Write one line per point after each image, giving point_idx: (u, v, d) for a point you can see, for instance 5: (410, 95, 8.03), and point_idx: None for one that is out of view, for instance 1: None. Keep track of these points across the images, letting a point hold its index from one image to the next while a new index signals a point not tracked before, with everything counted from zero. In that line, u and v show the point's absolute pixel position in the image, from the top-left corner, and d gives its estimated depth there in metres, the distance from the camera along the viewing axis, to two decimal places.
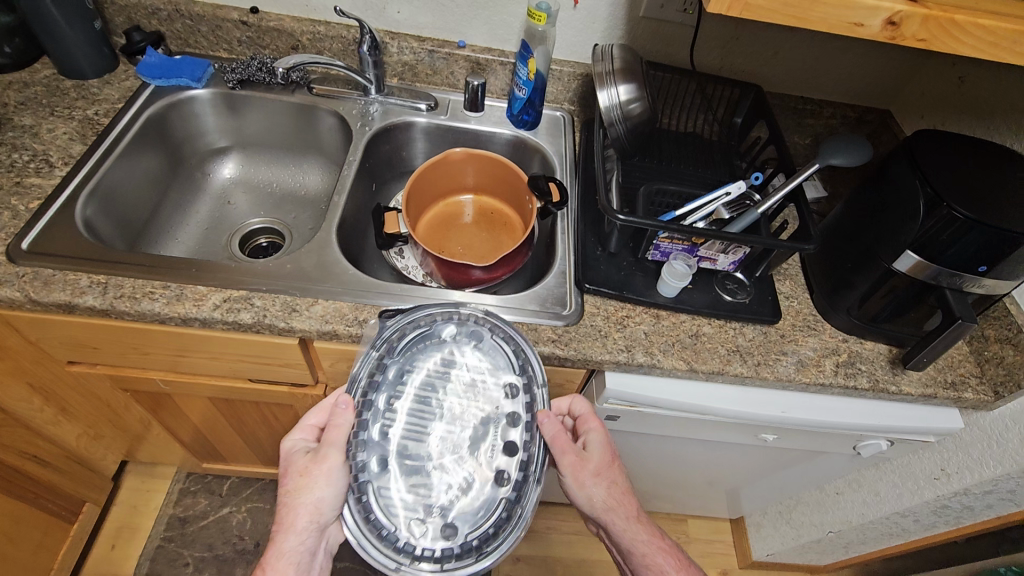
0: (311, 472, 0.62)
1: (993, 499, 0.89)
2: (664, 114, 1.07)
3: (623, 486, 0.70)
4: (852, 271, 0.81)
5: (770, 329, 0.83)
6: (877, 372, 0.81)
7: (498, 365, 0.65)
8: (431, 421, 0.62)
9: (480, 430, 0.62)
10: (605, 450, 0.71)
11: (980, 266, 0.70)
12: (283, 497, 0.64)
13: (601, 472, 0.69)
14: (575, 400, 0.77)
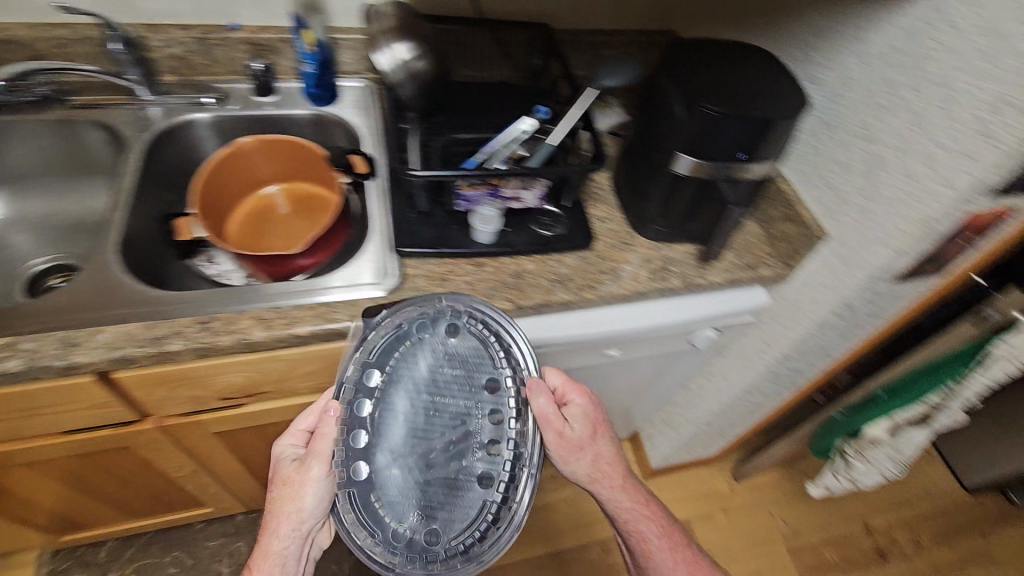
0: (293, 482, 0.68)
1: (808, 358, 1.02)
2: (463, 68, 1.08)
3: (608, 457, 0.73)
4: (643, 185, 0.88)
5: (587, 253, 0.87)
6: (687, 270, 0.88)
7: (483, 361, 0.66)
8: (431, 416, 0.64)
9: (475, 424, 0.64)
10: (585, 425, 0.71)
11: (739, 153, 0.78)
12: (270, 503, 0.69)
13: (583, 448, 0.70)
14: (550, 369, 0.72)
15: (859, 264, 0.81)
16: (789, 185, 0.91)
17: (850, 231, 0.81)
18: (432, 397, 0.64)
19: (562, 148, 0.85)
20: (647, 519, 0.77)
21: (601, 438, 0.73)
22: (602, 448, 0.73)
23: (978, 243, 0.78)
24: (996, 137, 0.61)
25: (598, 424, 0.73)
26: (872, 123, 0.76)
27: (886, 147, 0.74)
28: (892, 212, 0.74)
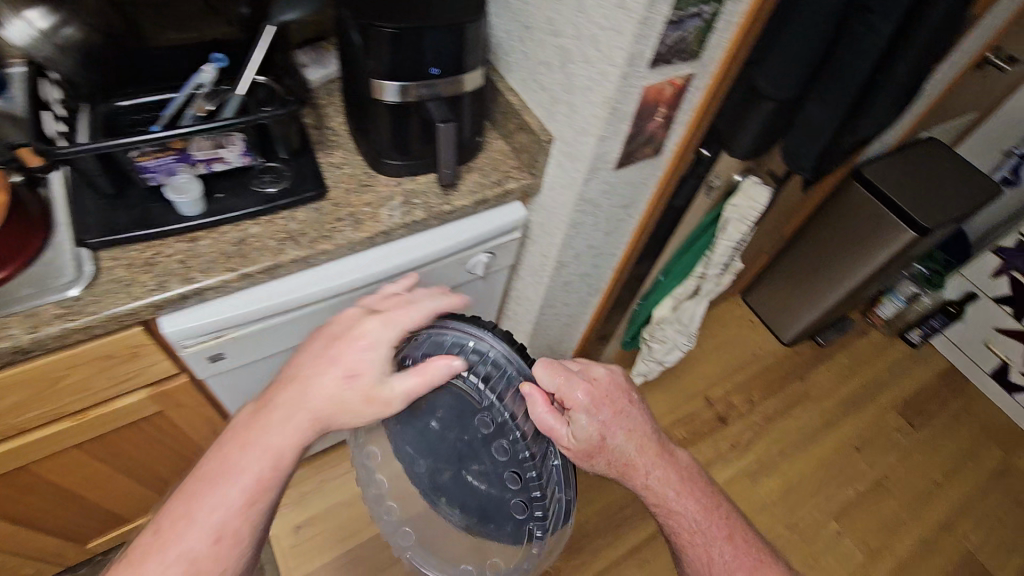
0: (267, 425, 0.64)
1: (585, 260, 1.06)
2: None
3: (623, 449, 0.73)
4: (362, 121, 0.83)
5: (321, 203, 0.83)
6: (431, 200, 0.86)
7: (464, 395, 0.70)
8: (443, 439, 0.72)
9: (484, 439, 0.71)
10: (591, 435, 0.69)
11: (434, 68, 0.76)
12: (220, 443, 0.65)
13: (594, 454, 0.71)
14: (540, 373, 0.69)
15: (579, 158, 0.83)
16: (516, 95, 0.91)
17: (566, 128, 0.83)
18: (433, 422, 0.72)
19: (255, 97, 0.79)
20: (669, 502, 0.76)
21: (612, 435, 0.72)
22: (616, 441, 0.73)
23: (676, 118, 0.83)
24: (627, 6, 0.63)
25: (607, 422, 0.71)
26: (552, 17, 0.77)
27: (567, 38, 0.75)
28: (586, 101, 0.76)
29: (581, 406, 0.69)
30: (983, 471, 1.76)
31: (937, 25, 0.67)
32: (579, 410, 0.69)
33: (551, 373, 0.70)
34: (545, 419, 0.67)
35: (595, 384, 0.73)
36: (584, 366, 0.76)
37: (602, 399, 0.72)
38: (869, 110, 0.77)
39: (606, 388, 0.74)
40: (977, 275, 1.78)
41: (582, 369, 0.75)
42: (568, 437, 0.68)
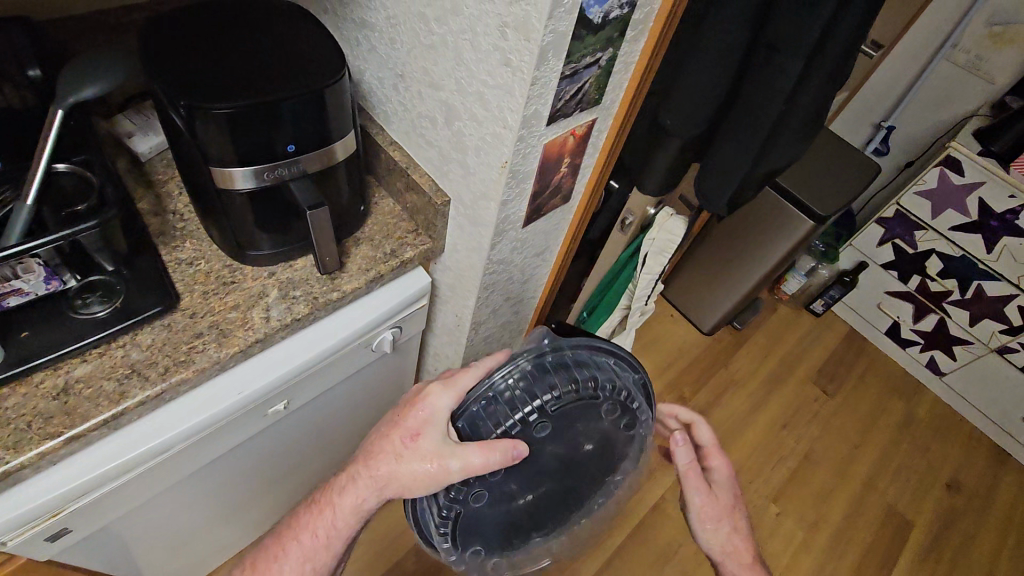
0: (418, 460, 0.61)
1: (503, 311, 0.97)
2: None
3: (729, 538, 0.84)
4: (206, 208, 0.67)
5: (173, 317, 0.67)
6: (314, 289, 0.73)
7: (605, 397, 0.67)
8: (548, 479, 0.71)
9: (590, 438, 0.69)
10: (722, 487, 0.83)
11: (290, 145, 0.62)
12: (379, 455, 0.65)
13: (717, 507, 0.82)
14: (700, 428, 0.84)
15: (480, 222, 0.72)
16: (398, 149, 0.78)
17: (463, 189, 0.71)
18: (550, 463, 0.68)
19: (54, 200, 0.61)
20: None
21: (737, 511, 0.84)
22: (721, 525, 0.83)
23: (581, 163, 0.74)
24: (512, 62, 0.53)
25: (728, 502, 0.83)
26: (427, 68, 0.64)
27: (447, 92, 0.64)
28: (479, 162, 0.65)
29: (717, 471, 0.83)
30: (891, 426, 1.89)
31: (841, 52, 0.63)
32: (715, 471, 0.83)
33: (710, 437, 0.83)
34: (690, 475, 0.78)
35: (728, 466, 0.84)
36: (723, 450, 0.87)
37: (730, 485, 0.83)
38: (778, 139, 0.72)
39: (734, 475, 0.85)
40: (866, 245, 1.90)
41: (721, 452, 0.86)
42: (699, 494, 0.79)
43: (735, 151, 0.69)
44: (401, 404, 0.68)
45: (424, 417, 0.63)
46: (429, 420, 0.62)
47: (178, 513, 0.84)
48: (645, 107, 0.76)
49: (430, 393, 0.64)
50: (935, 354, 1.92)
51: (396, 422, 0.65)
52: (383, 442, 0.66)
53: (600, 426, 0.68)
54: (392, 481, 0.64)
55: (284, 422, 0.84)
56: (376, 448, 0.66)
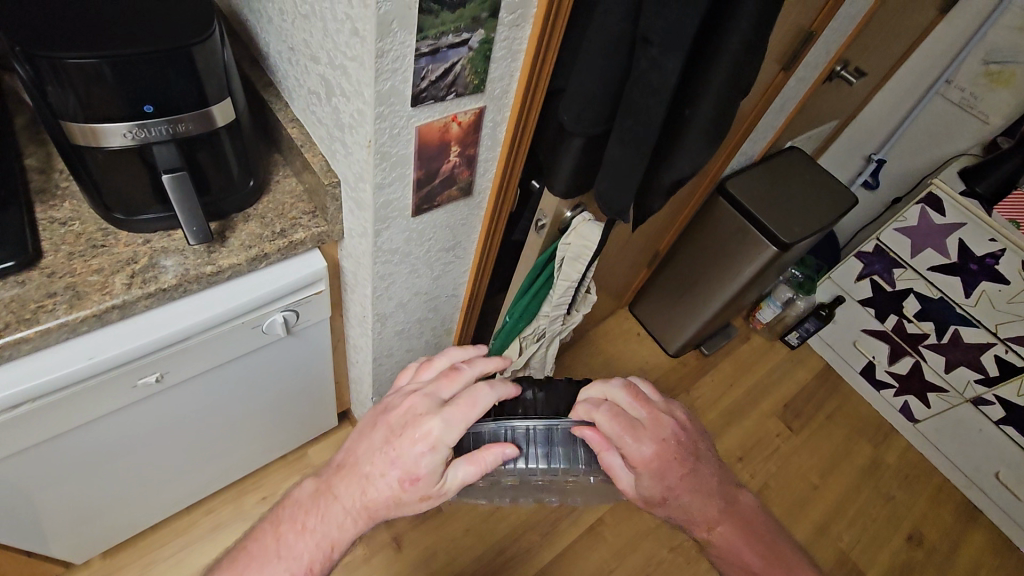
0: (413, 495, 0.61)
1: (414, 306, 0.94)
2: None
3: (686, 506, 0.70)
4: (71, 166, 0.65)
5: (30, 275, 0.65)
6: (189, 259, 0.71)
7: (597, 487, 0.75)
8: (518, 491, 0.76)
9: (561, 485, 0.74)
10: (650, 487, 0.66)
11: (148, 105, 0.60)
12: (361, 480, 0.62)
13: (652, 502, 0.68)
14: (598, 417, 0.65)
15: (362, 206, 0.69)
16: (297, 127, 0.76)
17: (347, 169, 0.69)
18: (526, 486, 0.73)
19: None
20: (729, 556, 0.74)
21: (683, 487, 0.68)
22: (678, 499, 0.69)
23: (477, 156, 0.72)
24: (359, 32, 0.51)
25: (670, 486, 0.66)
26: (307, 39, 0.62)
27: (323, 66, 0.62)
28: (352, 141, 0.63)
29: (647, 470, 0.64)
30: (856, 470, 1.81)
31: (738, 56, 0.59)
32: (643, 473, 0.65)
33: (611, 427, 0.64)
34: (608, 461, 0.65)
35: (662, 439, 0.66)
36: (655, 417, 0.68)
37: (670, 462, 0.66)
38: (682, 146, 0.69)
39: (677, 446, 0.67)
40: (844, 279, 1.82)
41: (649, 418, 0.68)
42: (626, 485, 0.65)
43: (627, 153, 0.65)
44: (394, 421, 0.63)
45: (422, 458, 0.59)
46: (427, 462, 0.59)
47: (48, 479, 0.82)
48: (551, 104, 0.73)
49: (429, 428, 0.60)
50: (909, 399, 1.84)
51: (392, 453, 0.61)
52: (377, 464, 0.62)
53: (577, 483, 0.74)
54: (383, 507, 0.62)
55: (164, 397, 0.82)
56: (367, 472, 0.62)
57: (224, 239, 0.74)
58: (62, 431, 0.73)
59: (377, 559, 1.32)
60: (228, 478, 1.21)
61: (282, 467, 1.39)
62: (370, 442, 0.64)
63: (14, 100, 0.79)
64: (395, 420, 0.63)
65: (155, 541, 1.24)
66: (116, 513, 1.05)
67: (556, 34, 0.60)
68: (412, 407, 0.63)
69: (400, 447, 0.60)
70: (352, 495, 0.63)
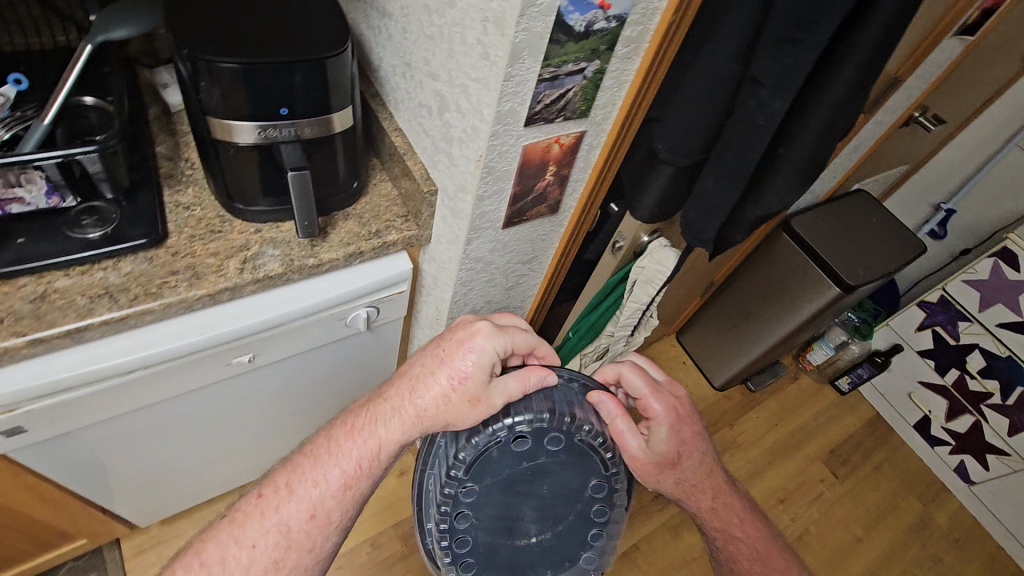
0: (470, 401, 0.60)
1: (486, 311, 0.97)
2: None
3: (687, 470, 0.72)
4: (204, 155, 0.71)
5: (157, 252, 0.71)
6: (293, 250, 0.76)
7: (545, 561, 0.66)
8: (522, 504, 0.63)
9: (555, 526, 0.65)
10: (667, 449, 0.68)
11: (283, 109, 0.66)
12: (412, 380, 0.65)
13: (663, 471, 0.69)
14: (627, 374, 0.71)
15: (459, 216, 0.74)
16: (400, 136, 0.82)
17: (448, 179, 0.73)
18: (549, 506, 0.64)
19: (66, 126, 0.67)
20: (729, 526, 0.78)
21: (687, 455, 0.71)
22: (687, 463, 0.71)
23: (570, 176, 0.75)
24: (490, 57, 0.55)
25: (682, 444, 0.70)
26: (428, 57, 0.67)
27: (441, 83, 0.66)
28: (460, 154, 0.67)
29: (662, 424, 0.69)
30: (902, 526, 1.75)
31: (843, 98, 0.61)
32: (659, 425, 0.68)
33: (639, 384, 0.70)
34: (619, 430, 0.63)
35: (678, 399, 0.72)
36: (670, 382, 0.75)
37: (684, 420, 0.71)
38: (774, 180, 0.71)
39: (689, 409, 0.72)
40: (904, 328, 1.78)
41: (666, 382, 0.74)
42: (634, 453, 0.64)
43: (720, 186, 0.67)
44: (446, 334, 0.67)
45: (471, 357, 0.62)
46: (475, 359, 0.62)
47: (140, 442, 0.88)
48: (645, 132, 0.76)
49: (478, 330, 0.64)
50: (965, 459, 1.76)
51: (440, 356, 0.64)
52: (428, 366, 0.64)
53: (553, 541, 0.66)
54: (432, 413, 0.61)
55: (252, 376, 0.87)
56: (416, 377, 0.64)
57: (326, 234, 0.79)
58: (162, 399, 0.79)
59: (414, 557, 1.35)
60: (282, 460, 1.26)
61: None
62: (424, 355, 0.67)
63: (150, 92, 0.87)
64: (446, 334, 0.68)
65: (209, 514, 1.30)
66: (184, 481, 1.11)
67: (662, 70, 0.64)
68: (464, 321, 0.68)
69: (450, 350, 0.64)
70: (401, 397, 0.64)
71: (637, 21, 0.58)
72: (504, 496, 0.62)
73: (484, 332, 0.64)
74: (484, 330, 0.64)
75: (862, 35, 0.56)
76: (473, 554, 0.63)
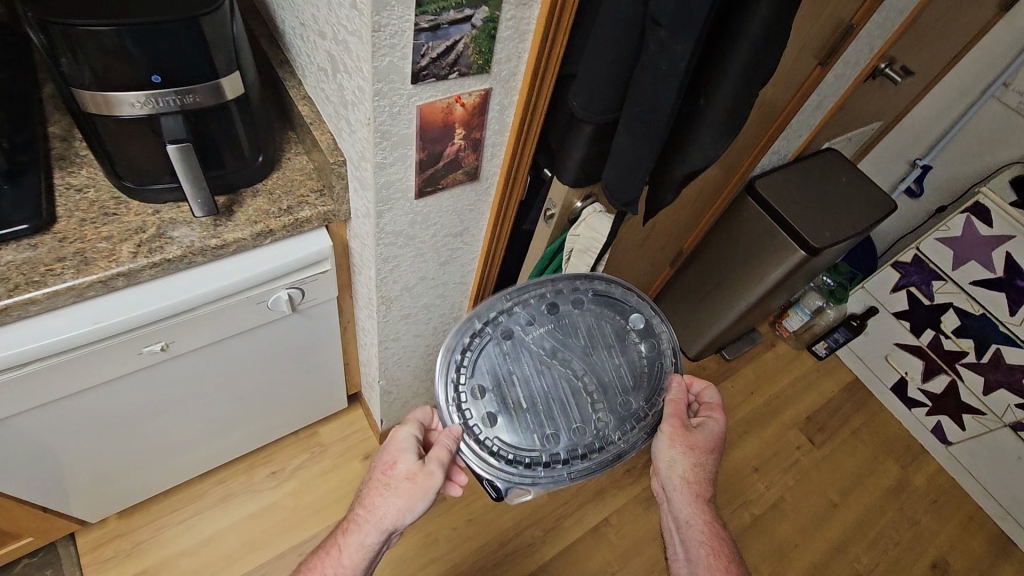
0: (409, 483, 0.71)
1: (422, 288, 0.93)
2: None
3: (702, 467, 0.79)
4: (84, 134, 0.66)
5: (43, 238, 0.67)
6: (194, 231, 0.72)
7: (528, 418, 0.75)
8: (577, 360, 0.79)
9: (571, 393, 0.77)
10: (705, 436, 0.80)
11: (155, 76, 0.60)
12: (363, 490, 0.76)
13: (690, 449, 0.78)
14: (708, 388, 0.85)
15: (364, 187, 0.69)
16: (309, 105, 0.77)
17: (351, 147, 0.68)
18: (578, 385, 0.78)
19: None
20: (716, 535, 0.79)
21: (712, 458, 0.80)
22: (706, 462, 0.79)
23: (483, 139, 0.70)
24: (357, 5, 0.50)
25: (714, 442, 0.80)
26: (315, 14, 0.62)
27: (328, 41, 0.61)
28: (355, 120, 0.63)
29: (711, 424, 0.81)
30: (879, 489, 1.74)
31: (759, 38, 0.56)
32: (711, 421, 0.81)
33: (711, 395, 0.84)
34: (673, 385, 0.78)
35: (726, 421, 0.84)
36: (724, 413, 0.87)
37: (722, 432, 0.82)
38: (697, 134, 0.66)
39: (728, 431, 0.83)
40: (879, 290, 1.73)
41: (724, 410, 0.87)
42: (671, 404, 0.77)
43: (634, 143, 0.63)
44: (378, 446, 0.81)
45: (395, 451, 0.75)
46: (399, 451, 0.75)
47: (66, 441, 0.85)
48: (563, 89, 0.71)
49: (395, 430, 0.78)
50: (942, 419, 1.74)
51: (372, 467, 0.76)
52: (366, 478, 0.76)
53: (552, 427, 0.75)
54: (384, 509, 0.71)
55: (175, 365, 0.84)
56: (364, 490, 0.75)
57: (231, 213, 0.75)
58: (73, 392, 0.75)
59: None
60: (235, 449, 1.24)
61: (292, 442, 1.42)
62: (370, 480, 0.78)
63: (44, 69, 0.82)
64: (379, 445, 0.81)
65: (167, 506, 1.29)
66: (131, 477, 1.09)
67: (565, 15, 0.58)
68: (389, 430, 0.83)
69: (378, 458, 0.76)
70: (357, 511, 0.74)
71: None
72: (574, 339, 0.80)
73: (404, 426, 0.78)
74: (402, 424, 0.79)
75: None
76: (516, 350, 0.78)
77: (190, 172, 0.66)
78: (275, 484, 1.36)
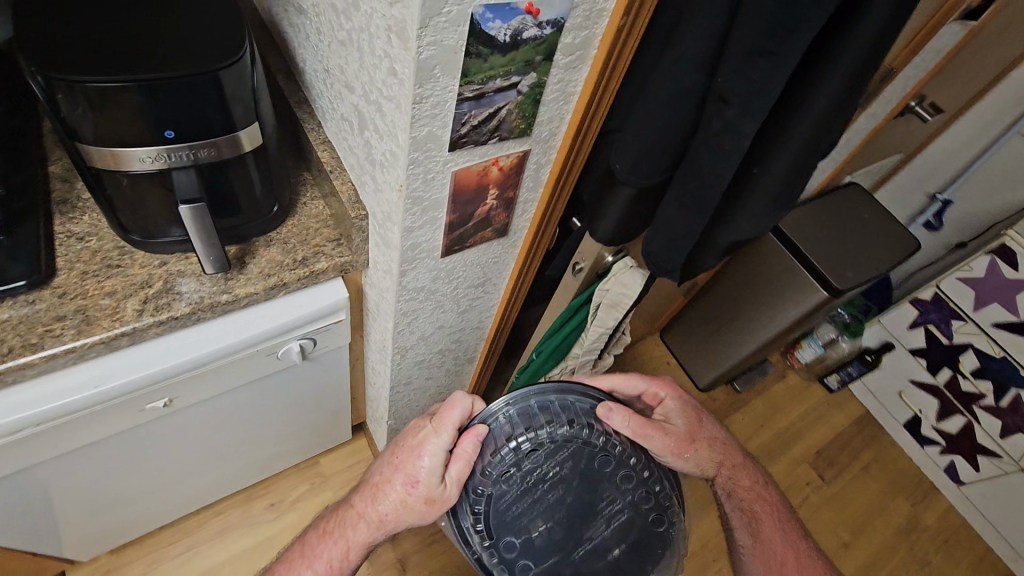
0: (425, 505, 0.61)
1: (439, 335, 0.89)
2: None
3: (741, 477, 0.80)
4: (89, 185, 0.61)
5: (41, 293, 0.62)
6: (203, 286, 0.67)
7: (519, 488, 0.59)
8: (589, 532, 0.60)
9: (559, 521, 0.60)
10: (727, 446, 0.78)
11: (169, 131, 0.55)
12: (377, 482, 0.66)
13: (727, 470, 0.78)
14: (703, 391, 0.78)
15: (388, 245, 0.64)
16: (328, 150, 0.72)
17: (375, 204, 0.64)
18: (557, 524, 0.60)
19: None
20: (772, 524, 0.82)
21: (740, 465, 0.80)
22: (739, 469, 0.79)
23: (516, 198, 0.66)
24: (397, 73, 0.45)
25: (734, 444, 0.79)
26: (343, 66, 0.57)
27: (357, 97, 0.56)
28: (383, 180, 0.58)
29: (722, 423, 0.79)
30: (889, 528, 1.71)
31: (825, 115, 0.52)
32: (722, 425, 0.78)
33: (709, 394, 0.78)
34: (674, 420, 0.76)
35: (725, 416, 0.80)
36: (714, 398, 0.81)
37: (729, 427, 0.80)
38: (746, 203, 0.62)
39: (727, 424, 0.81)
40: (895, 326, 1.70)
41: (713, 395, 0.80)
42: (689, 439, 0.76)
43: (683, 214, 0.59)
44: (405, 431, 0.68)
45: (419, 462, 0.62)
46: (423, 464, 0.61)
47: (58, 494, 0.80)
48: (602, 146, 0.66)
49: (426, 430, 0.64)
50: (955, 459, 1.71)
51: (394, 463, 0.65)
52: (387, 472, 0.66)
53: (510, 535, 0.59)
54: (395, 515, 0.64)
55: (176, 417, 0.79)
56: (377, 485, 0.66)
57: (242, 264, 0.70)
58: (67, 451, 0.70)
59: None
60: (234, 486, 1.19)
61: (292, 473, 1.37)
62: (382, 460, 0.69)
63: None
64: (407, 430, 0.68)
65: (162, 539, 1.24)
66: (126, 517, 1.04)
67: (615, 79, 0.54)
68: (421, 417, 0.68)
69: (401, 457, 0.64)
70: (367, 504, 0.66)
71: (578, 27, 0.48)
72: (612, 521, 0.61)
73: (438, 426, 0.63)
74: (436, 423, 0.63)
75: (848, 42, 0.47)
76: (584, 466, 0.60)
77: (203, 233, 0.62)
78: (274, 518, 1.31)
